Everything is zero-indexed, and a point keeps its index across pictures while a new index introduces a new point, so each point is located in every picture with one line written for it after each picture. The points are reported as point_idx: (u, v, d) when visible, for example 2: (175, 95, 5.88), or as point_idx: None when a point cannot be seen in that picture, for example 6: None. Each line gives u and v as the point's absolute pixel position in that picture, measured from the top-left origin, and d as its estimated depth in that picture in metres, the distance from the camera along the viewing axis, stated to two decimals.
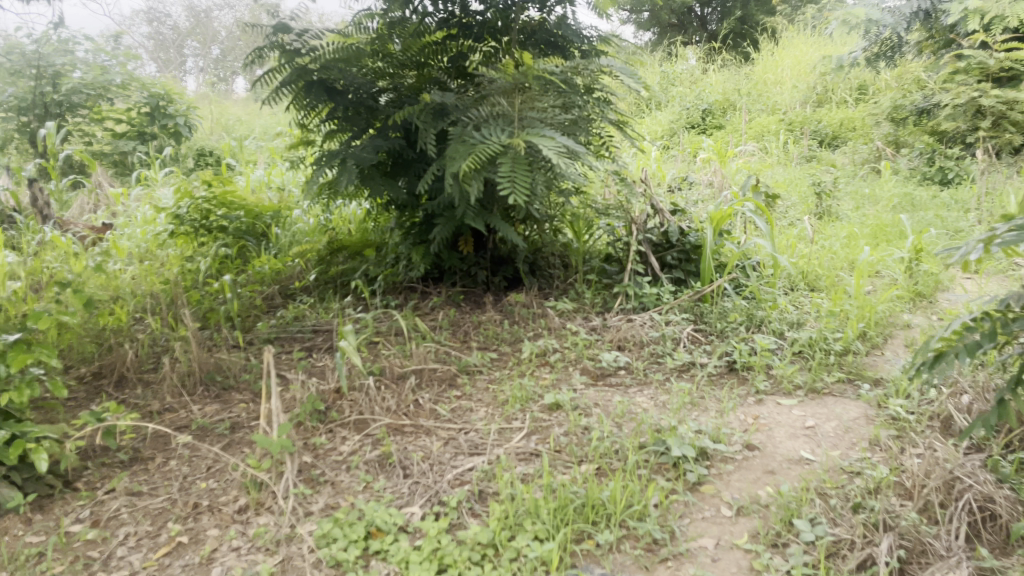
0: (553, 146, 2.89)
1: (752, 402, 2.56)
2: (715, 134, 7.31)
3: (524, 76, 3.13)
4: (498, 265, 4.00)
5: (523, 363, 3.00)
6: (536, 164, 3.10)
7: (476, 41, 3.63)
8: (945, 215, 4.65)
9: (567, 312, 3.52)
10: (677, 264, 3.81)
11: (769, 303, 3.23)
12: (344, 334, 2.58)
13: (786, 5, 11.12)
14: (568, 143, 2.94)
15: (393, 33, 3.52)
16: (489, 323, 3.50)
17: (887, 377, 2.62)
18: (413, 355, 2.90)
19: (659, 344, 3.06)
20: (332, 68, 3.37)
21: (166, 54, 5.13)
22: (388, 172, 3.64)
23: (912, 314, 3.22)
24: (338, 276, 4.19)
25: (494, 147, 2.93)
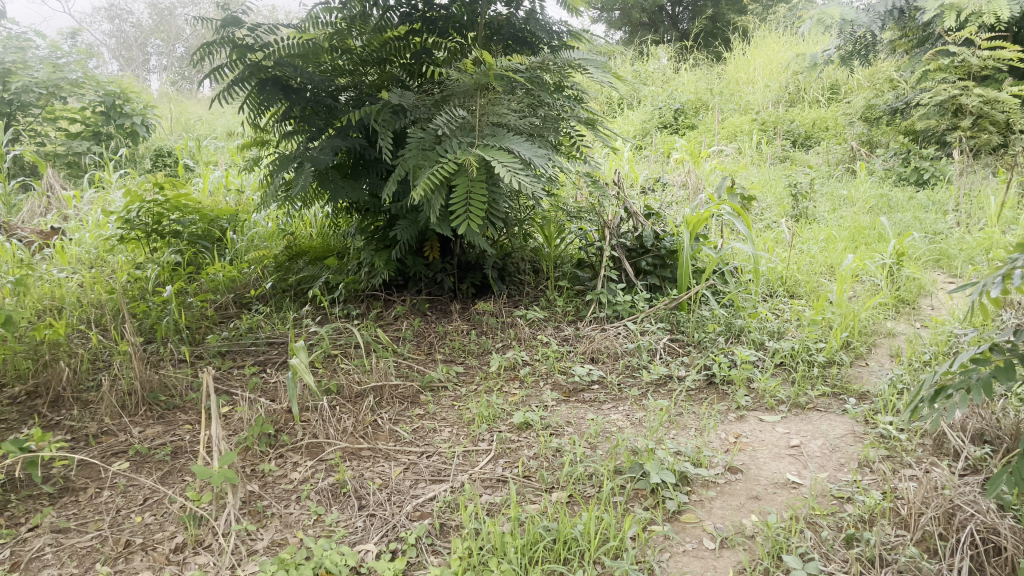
0: (513, 158, 2.72)
1: (733, 419, 2.41)
2: (688, 134, 7.19)
3: (486, 77, 2.93)
4: (466, 271, 3.83)
5: (491, 377, 2.84)
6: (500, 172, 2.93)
7: (440, 37, 3.45)
8: (922, 216, 4.57)
9: (537, 322, 3.36)
10: (652, 269, 3.65)
11: (748, 312, 3.10)
12: (296, 351, 2.39)
13: (757, 4, 11.08)
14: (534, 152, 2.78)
15: (353, 28, 3.34)
16: (456, 334, 3.33)
17: (874, 391, 2.48)
18: (372, 371, 2.73)
19: (633, 356, 2.90)
20: (286, 64, 3.16)
21: (129, 52, 5.28)
22: (349, 175, 3.46)
23: (896, 321, 3.11)
24: (297, 284, 4.01)
25: (451, 163, 2.75)
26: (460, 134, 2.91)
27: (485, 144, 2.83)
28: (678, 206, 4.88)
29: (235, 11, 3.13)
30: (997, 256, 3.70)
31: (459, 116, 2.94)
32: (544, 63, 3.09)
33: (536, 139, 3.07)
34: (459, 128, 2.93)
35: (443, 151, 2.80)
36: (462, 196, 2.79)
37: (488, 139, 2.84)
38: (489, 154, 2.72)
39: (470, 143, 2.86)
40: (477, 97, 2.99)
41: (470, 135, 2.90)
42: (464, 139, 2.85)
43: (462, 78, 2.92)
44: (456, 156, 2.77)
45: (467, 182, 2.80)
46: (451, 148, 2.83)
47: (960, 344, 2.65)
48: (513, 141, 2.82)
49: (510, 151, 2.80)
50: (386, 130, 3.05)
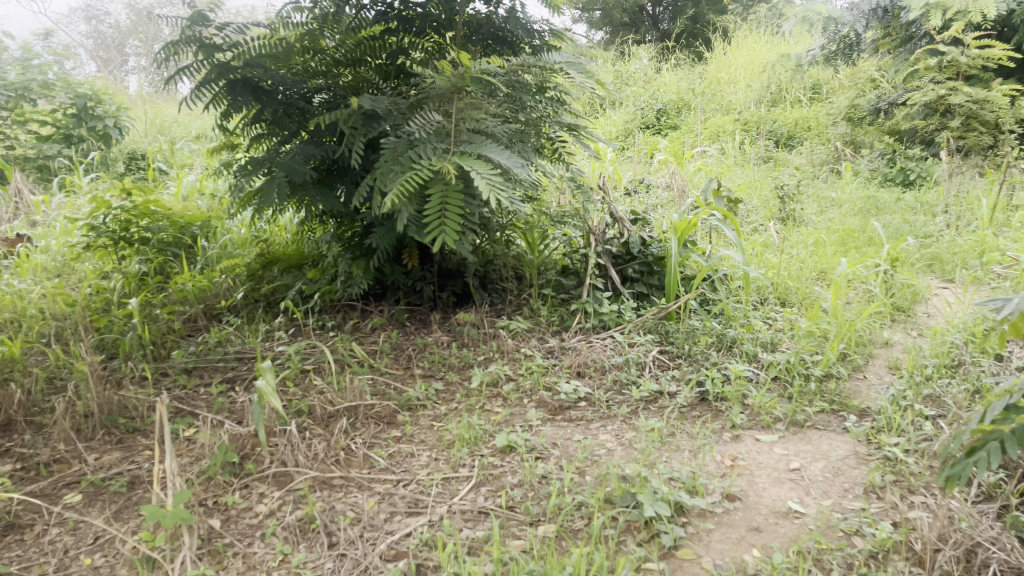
0: (490, 169, 2.57)
1: (728, 439, 2.28)
2: (670, 134, 7.07)
3: (463, 79, 2.78)
4: (446, 279, 3.69)
5: (472, 394, 2.70)
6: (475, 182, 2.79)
7: (417, 37, 3.31)
8: (912, 218, 4.47)
9: (521, 333, 3.21)
10: (639, 277, 3.52)
11: (741, 323, 2.97)
12: (262, 373, 2.22)
13: (737, 4, 10.99)
14: (512, 161, 2.63)
15: (323, 27, 3.13)
16: (436, 347, 3.18)
17: (875, 407, 2.37)
18: (346, 390, 2.57)
19: (622, 370, 2.76)
20: (257, 65, 2.99)
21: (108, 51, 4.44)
22: (322, 182, 3.29)
23: (892, 330, 3.01)
24: (270, 293, 3.83)
25: (424, 171, 2.59)
26: (434, 140, 2.75)
27: (461, 151, 2.68)
28: (663, 209, 4.76)
29: (201, 9, 2.98)
30: (990, 260, 3.60)
31: (433, 121, 2.77)
32: (525, 65, 2.95)
33: (514, 144, 2.93)
34: (434, 133, 2.78)
35: (417, 158, 2.65)
36: (436, 206, 2.65)
37: (464, 146, 2.69)
38: (466, 162, 2.58)
39: (445, 150, 2.71)
40: (453, 101, 2.84)
41: (445, 141, 2.75)
42: (439, 145, 2.71)
43: (439, 80, 2.77)
44: (431, 164, 2.61)
45: (442, 190, 2.65)
46: (426, 153, 2.68)
47: (962, 355, 2.53)
48: (490, 149, 2.67)
49: (488, 159, 2.65)
50: (359, 134, 2.89)
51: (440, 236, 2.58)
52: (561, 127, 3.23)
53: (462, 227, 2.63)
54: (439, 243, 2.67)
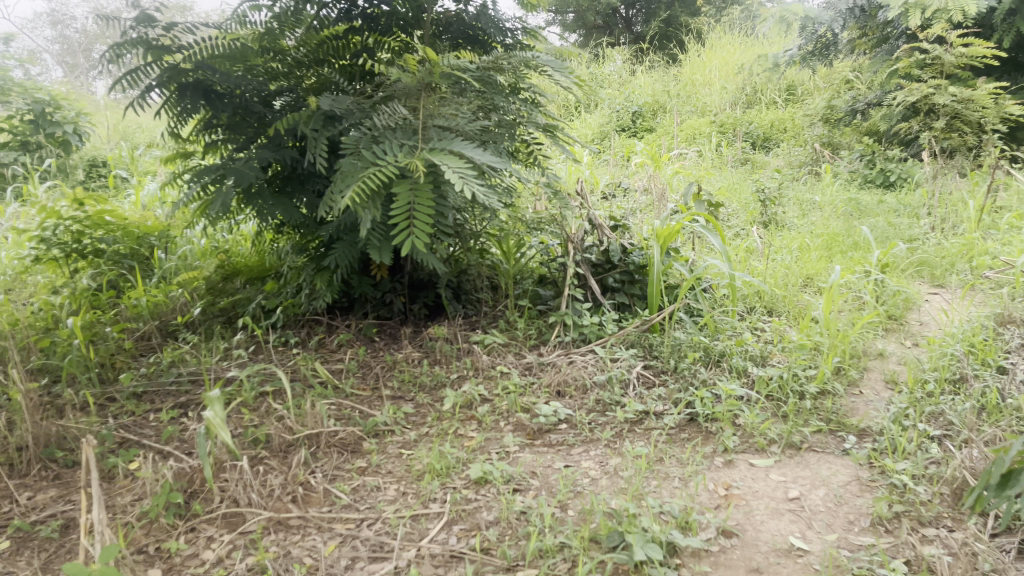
0: (462, 165, 2.36)
1: (720, 465, 2.11)
2: (646, 137, 6.95)
3: (431, 74, 2.61)
4: (418, 290, 3.50)
5: (444, 417, 2.51)
6: (445, 181, 2.58)
7: (383, 36, 3.12)
8: (897, 221, 4.36)
9: (496, 349, 3.03)
10: (620, 286, 3.33)
11: (728, 335, 2.81)
12: (209, 403, 2.04)
13: (710, 6, 10.93)
14: (484, 159, 2.43)
15: (283, 25, 2.90)
16: (405, 366, 2.99)
17: (874, 427, 2.22)
18: (306, 416, 2.37)
19: (604, 389, 2.58)
20: (208, 67, 2.79)
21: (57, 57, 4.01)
22: (281, 190, 3.07)
23: (886, 341, 2.87)
24: (230, 307, 3.63)
25: (389, 168, 2.38)
26: (400, 136, 2.55)
27: (430, 148, 2.48)
28: (641, 214, 4.60)
29: (146, 9, 2.76)
30: (981, 264, 3.48)
31: (399, 115, 2.61)
32: (498, 62, 2.78)
33: (488, 144, 2.74)
34: (399, 130, 2.58)
35: (382, 154, 2.44)
36: (402, 207, 2.42)
37: (433, 143, 2.49)
38: (437, 157, 2.37)
39: (412, 147, 2.51)
40: (420, 98, 2.66)
41: (412, 138, 2.55)
42: (406, 142, 2.51)
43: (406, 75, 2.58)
44: (397, 161, 2.41)
45: (409, 189, 2.43)
46: (391, 150, 2.47)
47: (964, 368, 2.39)
48: (461, 145, 2.47)
49: (460, 155, 2.45)
50: (319, 135, 2.67)
51: (407, 238, 2.35)
52: (537, 128, 3.05)
53: (433, 228, 2.40)
54: (406, 247, 2.44)
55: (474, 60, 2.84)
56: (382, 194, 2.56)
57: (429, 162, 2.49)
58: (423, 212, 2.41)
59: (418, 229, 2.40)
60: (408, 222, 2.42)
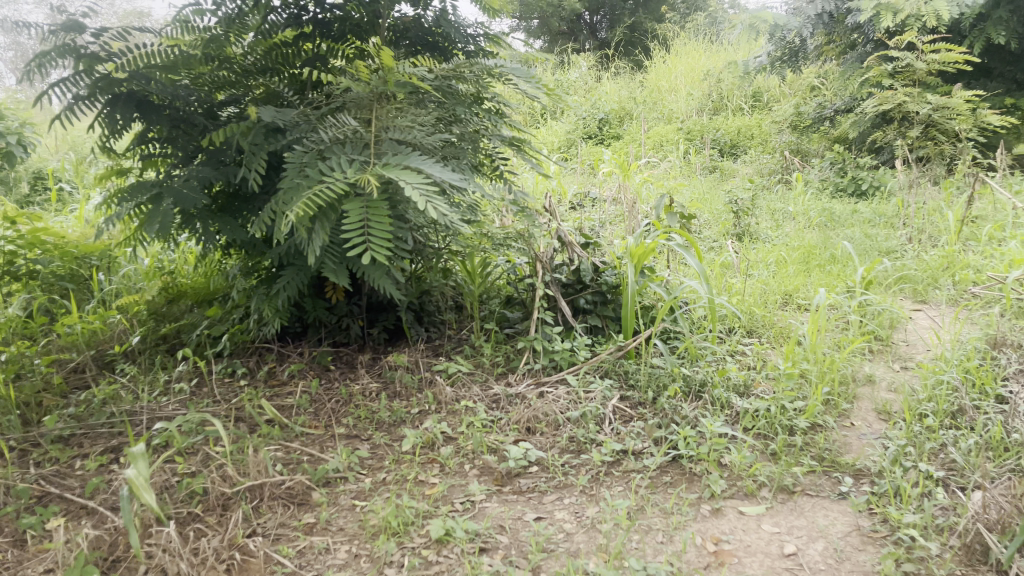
0: (419, 181, 2.13)
1: (707, 514, 1.92)
2: (613, 144, 6.79)
3: (385, 83, 2.39)
4: (376, 313, 3.27)
5: (404, 461, 2.29)
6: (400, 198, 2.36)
7: (336, 42, 2.89)
8: (872, 232, 4.24)
9: (461, 379, 2.81)
10: (592, 308, 3.13)
11: (708, 363, 2.63)
12: (132, 461, 1.80)
13: (674, 12, 10.89)
14: (444, 173, 2.21)
15: (230, 32, 2.63)
16: (362, 400, 2.75)
17: (871, 468, 2.05)
18: (247, 466, 2.16)
19: (578, 426, 2.38)
20: (144, 77, 2.53)
21: None
22: (224, 209, 2.82)
23: (873, 364, 2.72)
24: (174, 334, 3.35)
25: (339, 185, 2.14)
26: (349, 150, 2.32)
27: (383, 162, 2.26)
28: (611, 227, 4.42)
29: (73, 14, 2.49)
30: (964, 279, 3.35)
31: (348, 127, 2.37)
32: (458, 70, 2.57)
33: (448, 158, 2.52)
34: (348, 144, 2.35)
35: (329, 169, 2.20)
36: (354, 227, 2.19)
37: (387, 157, 2.26)
38: (392, 173, 2.14)
39: (364, 162, 2.28)
40: (373, 109, 2.44)
41: (363, 152, 2.32)
42: (356, 156, 2.28)
43: (356, 84, 2.36)
44: (347, 177, 2.17)
45: (361, 208, 2.20)
46: (340, 166, 2.24)
47: (961, 398, 2.23)
48: (418, 158, 2.25)
49: (418, 170, 2.23)
50: (261, 149, 2.42)
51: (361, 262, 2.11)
52: (501, 140, 2.84)
53: (389, 251, 2.17)
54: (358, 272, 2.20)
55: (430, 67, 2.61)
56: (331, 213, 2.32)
57: (382, 178, 2.26)
58: (377, 232, 2.17)
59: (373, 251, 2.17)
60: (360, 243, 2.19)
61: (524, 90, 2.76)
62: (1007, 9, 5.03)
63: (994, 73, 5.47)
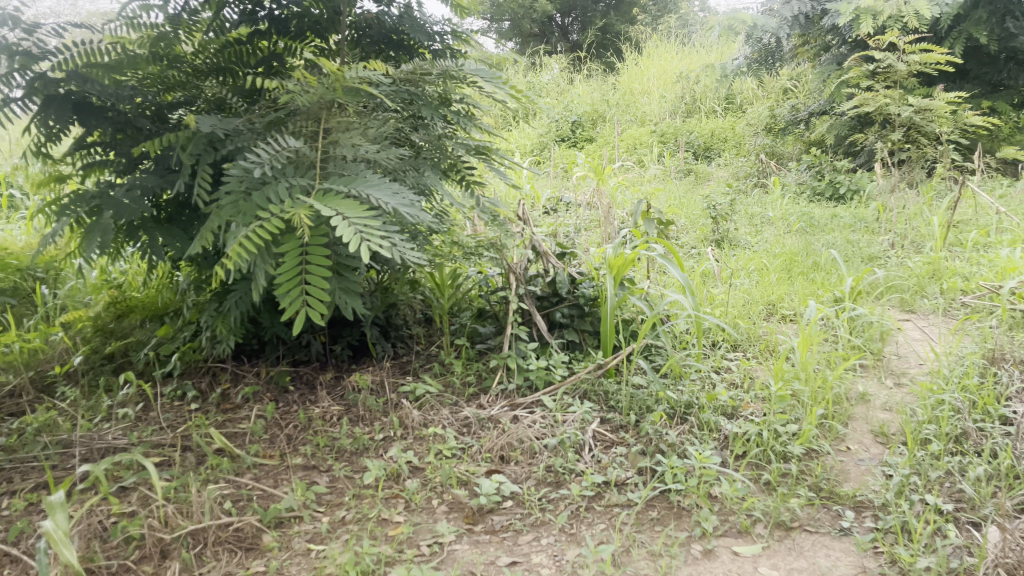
0: (360, 213, 1.82)
1: (698, 556, 1.75)
2: (587, 147, 6.64)
3: (334, 91, 2.13)
4: (340, 329, 3.05)
5: (366, 496, 2.09)
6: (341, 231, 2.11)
7: (294, 40, 2.66)
8: (853, 237, 4.12)
9: (429, 402, 2.61)
10: (569, 322, 2.94)
11: (693, 383, 2.46)
12: (49, 511, 1.62)
13: (646, 15, 10.79)
14: (391, 204, 1.91)
15: (179, 30, 2.42)
16: (322, 425, 2.55)
17: (873, 500, 1.89)
18: (190, 506, 1.97)
19: (556, 454, 2.20)
20: (82, 78, 2.27)
21: None
22: (169, 224, 2.56)
23: (864, 380, 2.57)
24: (121, 352, 3.11)
25: (271, 222, 1.87)
26: (291, 173, 2.05)
27: (326, 188, 1.98)
28: (586, 233, 4.25)
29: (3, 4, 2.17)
30: (952, 287, 3.24)
31: (291, 145, 2.08)
32: (418, 74, 2.37)
33: (406, 174, 2.30)
34: (291, 165, 2.08)
35: (263, 200, 1.93)
36: (291, 266, 1.92)
37: (332, 181, 1.98)
38: (329, 204, 1.85)
39: (307, 187, 2.00)
40: (323, 121, 2.19)
41: (307, 175, 2.06)
42: (297, 181, 2.00)
43: (300, 93, 2.10)
44: (281, 211, 1.88)
45: (299, 246, 1.93)
46: (277, 194, 1.96)
47: (964, 422, 2.09)
48: (366, 184, 1.96)
49: (363, 198, 1.94)
50: (202, 165, 2.18)
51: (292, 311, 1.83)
52: (468, 149, 2.61)
53: (328, 298, 1.89)
54: (297, 321, 1.94)
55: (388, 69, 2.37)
56: (274, 247, 2.06)
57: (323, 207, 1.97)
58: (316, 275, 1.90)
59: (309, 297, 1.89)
60: (297, 289, 1.92)
61: (492, 96, 2.51)
62: (986, 10, 4.95)
63: (970, 75, 5.40)
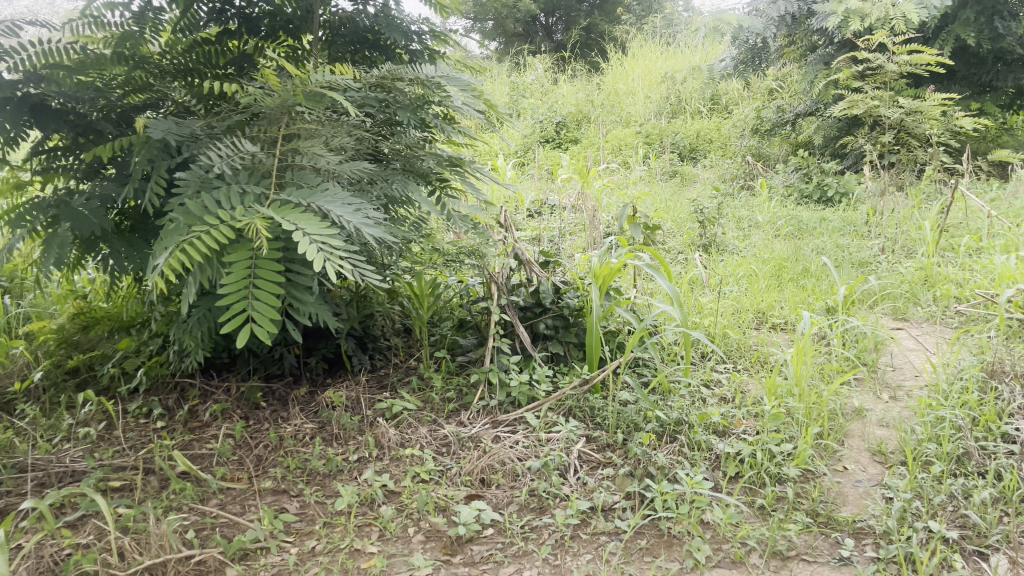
0: (320, 228, 1.70)
1: None
2: (572, 148, 6.53)
3: (296, 95, 1.99)
4: (314, 342, 2.92)
5: (337, 524, 1.97)
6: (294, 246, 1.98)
7: (265, 41, 2.52)
8: (842, 241, 4.04)
9: (407, 420, 2.49)
10: (553, 333, 2.82)
11: (683, 399, 2.36)
12: None
13: (631, 14, 10.70)
14: (351, 222, 1.79)
15: (145, 28, 2.28)
16: (293, 445, 2.42)
17: (874, 526, 1.80)
18: (148, 538, 1.85)
19: (540, 478, 2.09)
20: (42, 79, 2.11)
21: None
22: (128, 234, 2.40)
23: (858, 393, 2.48)
24: (86, 367, 2.94)
25: (220, 229, 1.72)
26: (243, 180, 1.92)
27: (282, 199, 1.85)
28: (571, 238, 4.13)
29: None
30: (946, 294, 3.15)
31: (245, 151, 1.96)
32: (387, 81, 2.24)
33: (369, 188, 2.18)
34: (245, 171, 1.95)
35: (213, 205, 1.78)
36: (238, 279, 1.77)
37: (289, 192, 1.85)
38: (287, 216, 1.72)
39: (260, 196, 1.87)
40: (283, 127, 2.06)
41: (261, 183, 1.93)
42: (250, 188, 1.87)
43: (260, 97, 1.97)
44: (232, 218, 1.74)
45: (249, 257, 1.78)
46: (228, 201, 1.81)
47: (966, 440, 2.00)
48: (325, 198, 1.84)
49: (323, 213, 1.82)
50: (155, 169, 2.03)
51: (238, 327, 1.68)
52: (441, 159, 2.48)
53: (278, 314, 1.74)
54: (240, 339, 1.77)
55: (354, 72, 2.24)
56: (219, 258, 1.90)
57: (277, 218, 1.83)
58: (266, 289, 1.75)
59: (257, 313, 1.74)
60: (243, 303, 1.75)
61: (465, 106, 2.39)
62: (974, 10, 4.90)
63: (958, 76, 5.35)
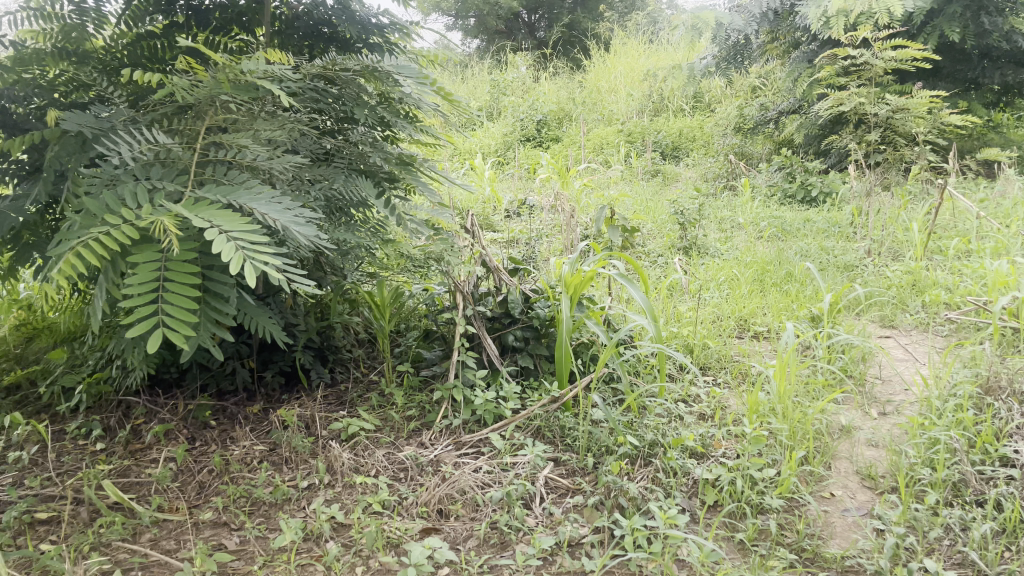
0: (240, 224, 1.52)
1: None
2: (552, 147, 6.35)
3: (222, 84, 1.80)
4: (268, 355, 2.71)
5: (278, 564, 1.79)
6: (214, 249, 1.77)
7: (213, 32, 2.29)
8: (828, 244, 3.88)
9: (363, 442, 2.31)
10: (522, 345, 2.64)
11: (659, 418, 2.19)
12: None
13: (614, 10, 10.55)
14: (275, 219, 1.61)
15: (87, 20, 2.05)
16: (239, 471, 2.23)
17: (864, 564, 1.65)
18: None
19: (502, 510, 1.91)
20: None
21: None
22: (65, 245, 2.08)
23: (845, 409, 2.33)
24: (26, 385, 2.68)
25: (123, 228, 1.52)
26: (157, 174, 1.72)
27: (198, 196, 1.65)
28: (547, 240, 3.96)
29: None
30: (935, 300, 3.02)
31: (160, 143, 1.75)
32: (330, 70, 2.04)
33: (303, 189, 1.99)
34: (158, 165, 1.75)
35: (117, 202, 1.59)
36: (145, 283, 1.58)
37: (206, 189, 1.66)
38: (200, 214, 1.54)
39: (175, 193, 1.68)
40: (207, 121, 1.87)
41: (178, 180, 1.73)
42: (163, 185, 1.67)
43: (180, 88, 1.78)
44: (138, 215, 1.55)
45: (157, 259, 1.59)
46: (136, 198, 1.61)
47: (962, 465, 1.86)
48: (248, 195, 1.65)
49: (245, 211, 1.63)
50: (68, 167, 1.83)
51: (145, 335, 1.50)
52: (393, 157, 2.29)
53: (191, 321, 1.57)
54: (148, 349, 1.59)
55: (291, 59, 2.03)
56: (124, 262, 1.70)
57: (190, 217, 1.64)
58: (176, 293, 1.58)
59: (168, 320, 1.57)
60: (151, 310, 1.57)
61: (419, 100, 2.19)
62: (961, 4, 4.76)
63: (943, 73, 5.23)
